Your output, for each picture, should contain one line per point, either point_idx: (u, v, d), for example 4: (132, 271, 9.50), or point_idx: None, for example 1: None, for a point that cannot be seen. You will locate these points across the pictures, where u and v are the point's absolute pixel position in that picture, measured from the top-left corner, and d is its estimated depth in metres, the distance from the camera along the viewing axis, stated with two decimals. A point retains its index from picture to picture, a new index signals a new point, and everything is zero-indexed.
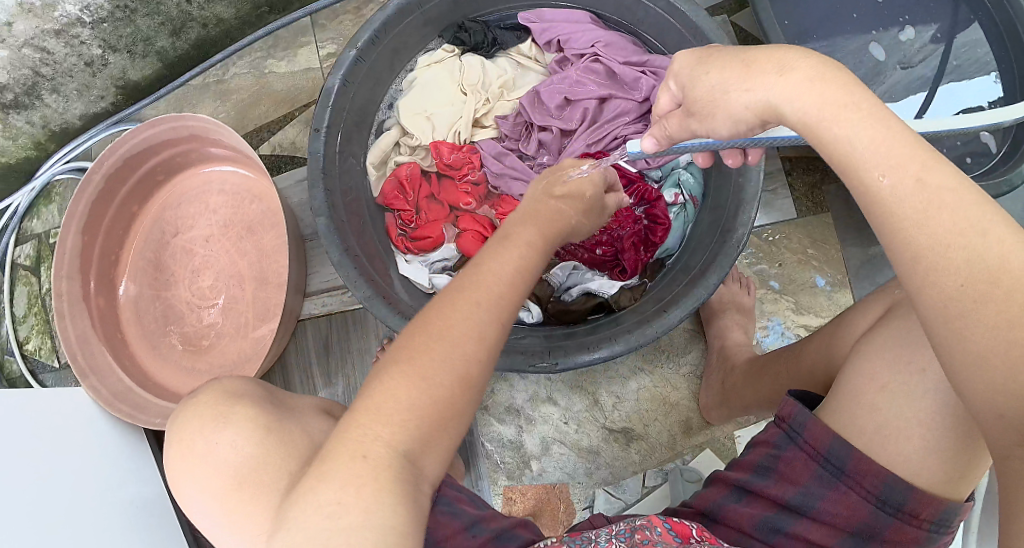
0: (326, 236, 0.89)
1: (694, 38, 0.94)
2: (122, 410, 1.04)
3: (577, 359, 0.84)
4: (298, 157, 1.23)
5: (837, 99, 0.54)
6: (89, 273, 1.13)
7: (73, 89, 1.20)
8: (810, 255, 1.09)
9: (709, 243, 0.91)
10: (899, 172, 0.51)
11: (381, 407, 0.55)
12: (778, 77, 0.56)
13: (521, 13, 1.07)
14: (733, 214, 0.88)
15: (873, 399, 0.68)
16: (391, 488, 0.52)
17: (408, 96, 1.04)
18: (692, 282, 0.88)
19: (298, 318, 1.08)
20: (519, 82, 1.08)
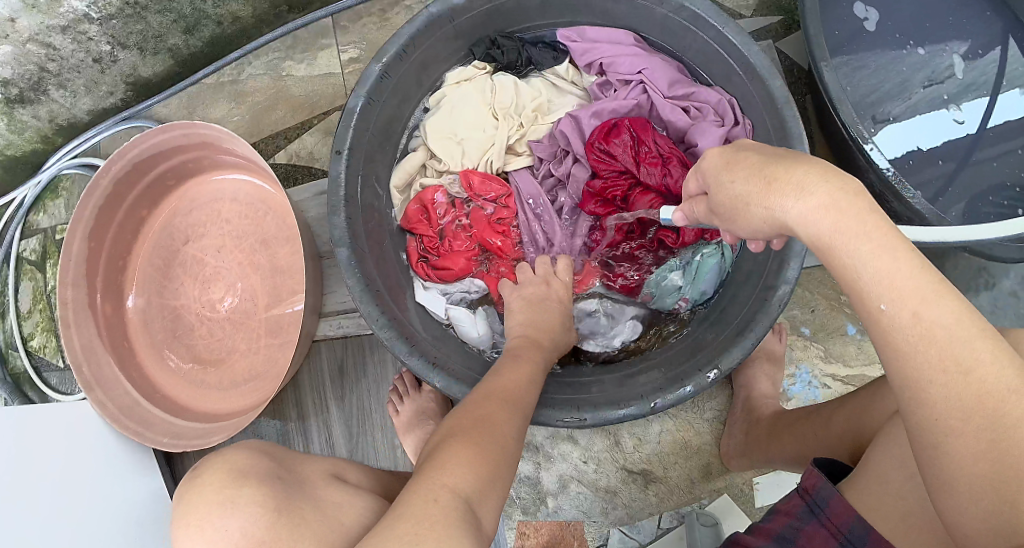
0: (346, 268, 0.86)
1: (745, 75, 0.91)
2: (130, 428, 1.02)
3: (606, 414, 0.83)
4: (316, 168, 1.11)
5: (861, 219, 0.54)
6: (96, 280, 1.09)
7: (81, 84, 1.16)
8: (843, 302, 1.06)
9: (749, 297, 0.89)
10: (899, 289, 0.53)
11: (448, 469, 0.59)
12: (796, 202, 0.56)
13: (562, 32, 1.03)
14: (776, 270, 0.86)
15: (899, 484, 0.67)
16: (453, 521, 0.54)
17: (436, 116, 1.01)
18: (730, 339, 0.87)
19: (313, 340, 1.03)
20: (554, 104, 1.03)
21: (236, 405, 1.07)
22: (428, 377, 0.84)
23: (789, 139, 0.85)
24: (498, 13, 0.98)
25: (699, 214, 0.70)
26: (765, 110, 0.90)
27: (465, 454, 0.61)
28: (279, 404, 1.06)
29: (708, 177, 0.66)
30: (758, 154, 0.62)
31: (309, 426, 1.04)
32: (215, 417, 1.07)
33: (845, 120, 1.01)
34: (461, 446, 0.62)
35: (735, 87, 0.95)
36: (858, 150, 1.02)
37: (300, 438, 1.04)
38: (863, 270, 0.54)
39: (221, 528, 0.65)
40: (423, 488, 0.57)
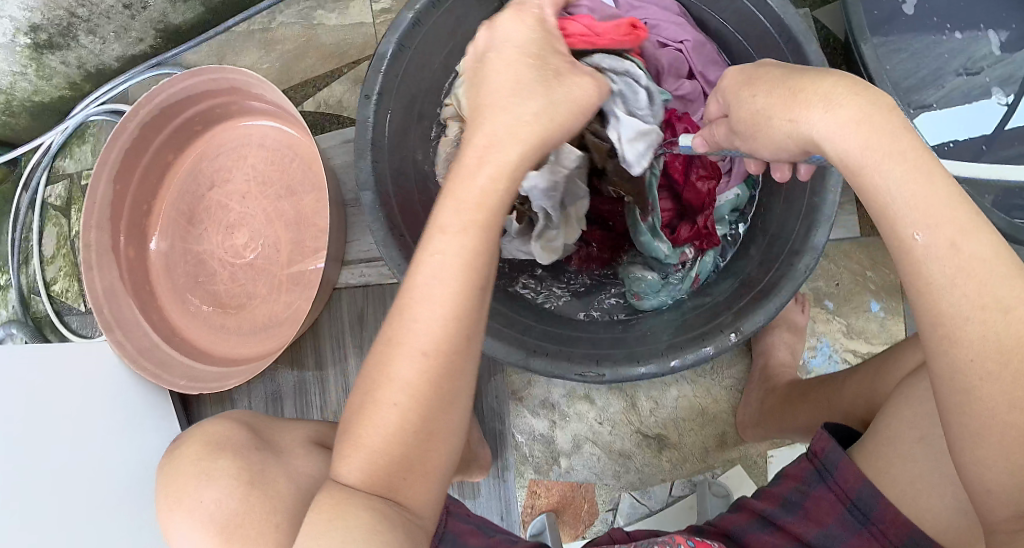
0: (370, 212, 0.86)
1: (781, 38, 0.89)
2: (148, 370, 1.02)
3: (625, 371, 0.82)
4: (345, 117, 1.12)
5: (891, 142, 0.53)
6: (120, 223, 1.10)
7: (111, 30, 1.17)
8: (868, 277, 1.04)
9: (775, 262, 0.88)
10: (935, 233, 0.52)
11: (350, 458, 0.60)
12: (822, 112, 0.55)
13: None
14: (804, 234, 0.84)
15: (910, 448, 0.65)
16: (354, 519, 0.57)
17: None
18: (753, 302, 0.85)
19: (333, 288, 1.03)
20: None
21: (254, 352, 1.07)
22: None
23: None
24: None
25: (719, 138, 0.69)
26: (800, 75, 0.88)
27: (371, 438, 0.60)
28: (297, 351, 1.06)
29: (730, 95, 0.67)
30: (782, 70, 0.63)
31: (326, 375, 1.05)
32: (232, 362, 1.07)
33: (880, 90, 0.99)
34: (373, 428, 0.60)
35: (771, 52, 0.93)
36: None
37: (316, 386, 1.05)
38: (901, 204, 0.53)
39: (198, 500, 0.70)
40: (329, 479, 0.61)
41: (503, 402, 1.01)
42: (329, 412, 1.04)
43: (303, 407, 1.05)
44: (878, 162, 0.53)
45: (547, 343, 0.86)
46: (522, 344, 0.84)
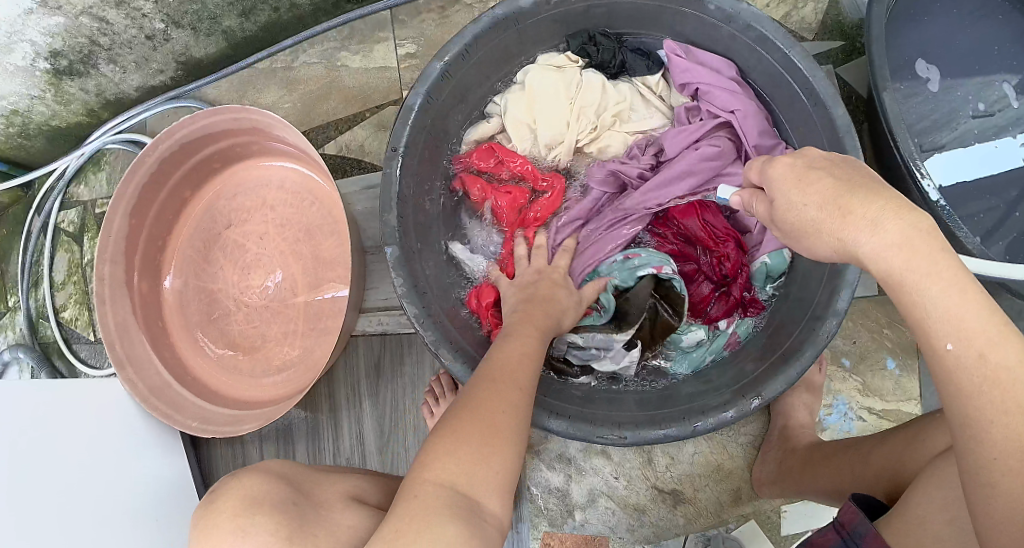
0: (391, 262, 0.86)
1: (808, 100, 0.90)
2: (160, 409, 1.02)
3: (645, 434, 0.82)
4: (365, 161, 1.11)
5: (925, 252, 0.55)
6: (134, 257, 1.10)
7: (132, 60, 1.16)
8: (884, 334, 1.04)
9: (797, 326, 0.88)
10: (966, 333, 0.54)
11: (442, 465, 0.63)
12: (871, 237, 0.57)
13: (665, 44, 1.00)
14: (826, 300, 0.85)
15: (938, 529, 0.65)
16: (441, 517, 0.59)
17: (517, 100, 1.00)
18: (775, 367, 0.86)
19: (350, 335, 1.02)
20: (635, 112, 1.03)
21: (271, 395, 1.06)
22: (438, 350, 0.84)
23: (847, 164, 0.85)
24: (562, 20, 0.98)
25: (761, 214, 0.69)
26: (827, 139, 0.89)
27: (458, 448, 0.63)
28: (312, 397, 1.07)
29: (777, 193, 0.64)
30: (834, 177, 0.61)
31: (340, 418, 1.05)
32: (244, 404, 1.07)
33: (903, 148, 0.98)
34: (464, 433, 0.64)
35: (801, 114, 0.94)
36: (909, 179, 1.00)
37: (330, 428, 1.05)
38: (932, 304, 0.55)
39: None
40: (415, 483, 0.62)
41: (518, 456, 1.01)
42: (342, 457, 1.05)
43: (315, 451, 1.06)
44: (917, 263, 0.55)
45: (569, 404, 0.86)
46: (543, 405, 0.84)
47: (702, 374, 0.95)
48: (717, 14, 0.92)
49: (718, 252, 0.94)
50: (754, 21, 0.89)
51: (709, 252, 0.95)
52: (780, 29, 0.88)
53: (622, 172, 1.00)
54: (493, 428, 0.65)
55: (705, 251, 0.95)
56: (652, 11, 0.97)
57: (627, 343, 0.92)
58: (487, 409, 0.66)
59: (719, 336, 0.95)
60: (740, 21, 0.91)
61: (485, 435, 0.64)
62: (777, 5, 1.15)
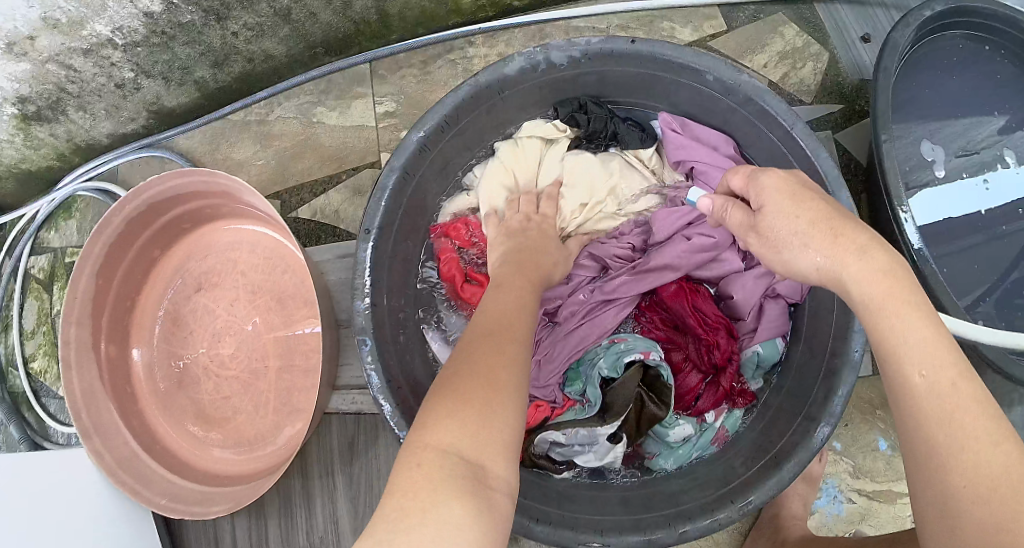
0: (365, 355, 0.81)
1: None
2: (127, 483, 0.97)
3: (631, 539, 0.78)
4: (341, 229, 1.07)
5: (901, 294, 0.59)
6: (102, 321, 1.05)
7: (101, 108, 1.10)
8: (878, 416, 1.01)
9: (790, 424, 0.84)
10: (975, 478, 0.54)
11: (441, 429, 0.57)
12: (858, 261, 0.60)
13: (663, 116, 0.96)
14: (820, 401, 0.81)
15: None
16: (445, 489, 0.53)
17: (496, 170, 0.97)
18: (767, 469, 0.82)
19: (323, 415, 1.00)
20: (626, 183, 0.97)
21: (241, 468, 1.03)
22: None
23: None
24: (552, 87, 0.93)
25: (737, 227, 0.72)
26: None
27: (452, 410, 0.58)
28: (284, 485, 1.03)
29: (762, 199, 0.67)
30: (824, 204, 0.65)
31: (313, 498, 1.02)
32: (214, 478, 1.03)
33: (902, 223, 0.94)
34: (461, 400, 0.59)
35: None
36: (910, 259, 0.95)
37: (302, 505, 1.02)
38: (934, 439, 0.56)
39: None
40: (412, 452, 0.56)
41: None
42: (314, 535, 1.02)
43: (287, 528, 1.02)
44: (921, 355, 0.57)
45: (550, 506, 0.83)
46: (522, 508, 0.81)
47: (689, 471, 0.90)
48: (715, 85, 0.86)
49: (708, 339, 0.90)
50: (756, 95, 0.84)
51: (697, 338, 0.91)
52: (785, 108, 0.83)
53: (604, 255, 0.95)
54: (486, 377, 0.60)
55: (694, 337, 0.92)
56: (647, 79, 0.91)
57: (612, 436, 0.87)
58: (477, 368, 0.62)
59: (707, 430, 0.90)
60: (740, 94, 0.85)
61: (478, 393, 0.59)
62: (774, 67, 1.11)
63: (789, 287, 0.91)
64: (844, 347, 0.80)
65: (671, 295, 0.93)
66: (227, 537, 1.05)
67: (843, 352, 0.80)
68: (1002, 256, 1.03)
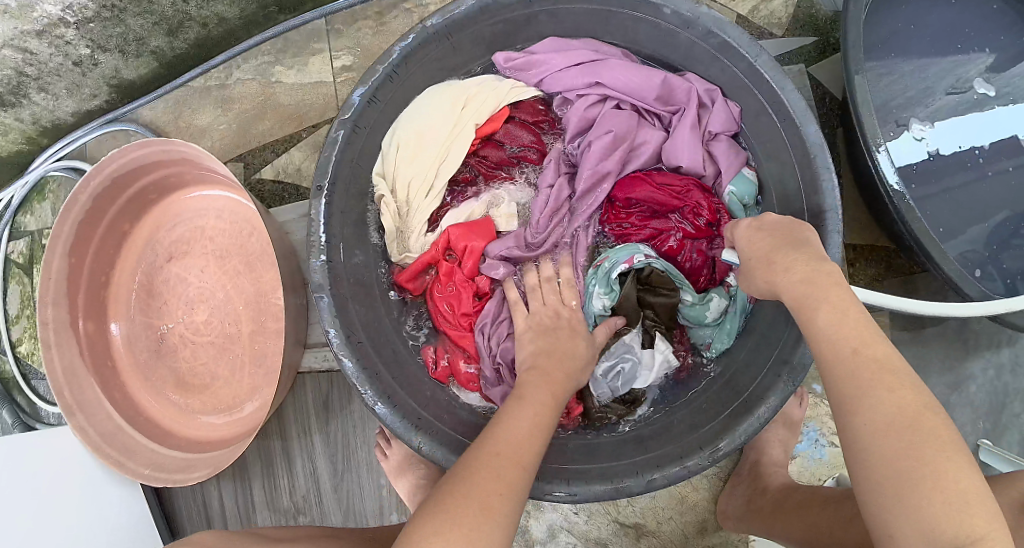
0: (324, 311, 0.81)
1: (775, 115, 0.84)
2: (111, 457, 0.98)
3: (599, 489, 0.77)
4: (303, 187, 1.08)
5: (826, 288, 0.63)
6: (77, 297, 1.06)
7: (63, 87, 1.09)
8: None
9: (762, 367, 0.83)
10: (874, 416, 0.57)
11: (439, 535, 0.57)
12: (784, 277, 0.66)
13: (502, 67, 0.94)
14: (792, 343, 0.79)
15: None
16: None
17: (402, 166, 0.90)
18: (737, 415, 0.81)
19: (297, 374, 0.99)
20: (468, 109, 0.91)
21: (224, 434, 1.05)
22: (374, 405, 0.80)
23: (820, 195, 0.80)
24: (508, 28, 0.91)
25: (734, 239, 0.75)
26: (795, 159, 0.84)
27: (455, 518, 0.58)
28: (265, 439, 1.04)
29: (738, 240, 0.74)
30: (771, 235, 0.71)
31: (293, 456, 1.03)
32: (199, 445, 1.05)
33: (882, 172, 0.92)
34: (461, 498, 0.60)
35: (767, 131, 0.87)
36: (891, 204, 0.93)
37: (284, 464, 1.03)
38: (836, 388, 0.60)
39: None
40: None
41: None
42: (297, 494, 1.03)
43: (271, 488, 1.04)
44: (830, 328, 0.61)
45: None
46: None
47: (664, 425, 0.88)
48: (673, 19, 0.84)
49: (688, 205, 0.88)
50: (715, 27, 0.82)
51: (678, 210, 0.89)
52: (743, 37, 0.81)
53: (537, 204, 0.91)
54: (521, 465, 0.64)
55: (676, 213, 0.89)
56: (602, 16, 0.90)
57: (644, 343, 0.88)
58: (494, 469, 0.63)
59: (737, 292, 0.90)
60: (699, 27, 0.83)
61: (503, 484, 0.61)
62: (742, 0, 1.08)
63: (718, 117, 0.90)
64: None
65: (628, 190, 0.90)
66: (215, 501, 1.07)
67: None
68: (994, 197, 0.99)
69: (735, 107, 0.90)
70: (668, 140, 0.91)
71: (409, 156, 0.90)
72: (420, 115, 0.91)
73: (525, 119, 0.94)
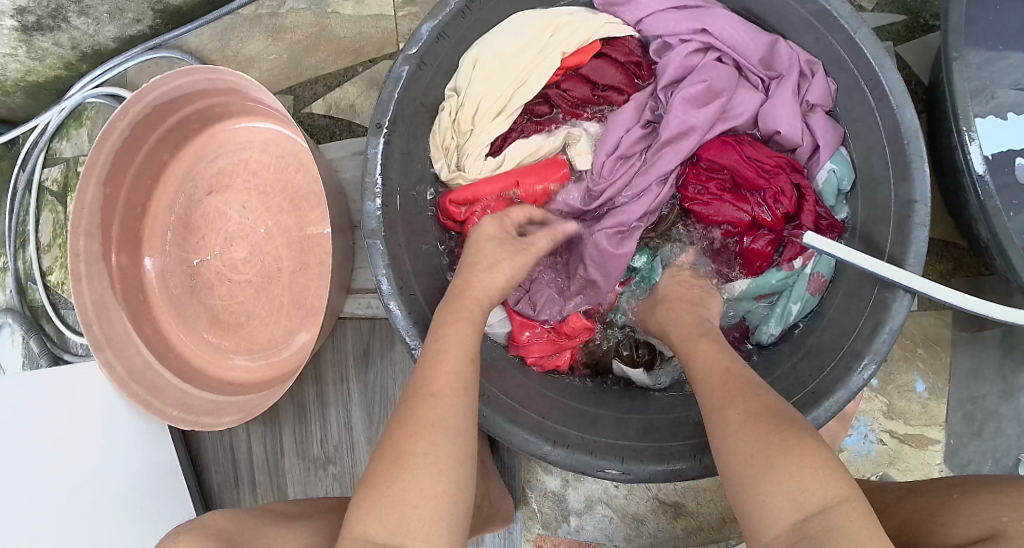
0: (377, 257, 0.77)
1: (869, 93, 0.76)
2: (139, 395, 0.95)
3: (653, 469, 0.73)
4: (356, 124, 1.03)
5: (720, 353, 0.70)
6: (111, 227, 1.02)
7: (105, 10, 1.04)
8: (918, 353, 0.96)
9: (831, 355, 0.78)
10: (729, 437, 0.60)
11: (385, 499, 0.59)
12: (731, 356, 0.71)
13: (600, 8, 0.90)
14: (867, 333, 0.74)
15: None
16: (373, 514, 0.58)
17: (479, 82, 0.86)
18: (799, 403, 0.76)
19: (338, 317, 0.96)
20: (560, 41, 0.86)
21: (257, 380, 1.01)
22: (425, 362, 0.76)
23: (909, 183, 0.73)
24: None
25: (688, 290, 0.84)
26: (886, 143, 0.76)
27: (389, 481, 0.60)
28: (299, 381, 1.01)
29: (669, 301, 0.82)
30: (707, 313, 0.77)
31: (328, 404, 1.00)
32: (230, 388, 1.02)
33: (972, 163, 0.83)
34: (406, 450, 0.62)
35: (857, 109, 0.80)
36: (976, 201, 0.84)
37: (317, 412, 1.01)
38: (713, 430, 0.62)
39: None
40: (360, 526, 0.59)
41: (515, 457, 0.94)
42: (329, 443, 1.01)
43: (302, 437, 1.02)
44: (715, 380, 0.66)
45: (568, 430, 0.78)
46: (541, 432, 0.76)
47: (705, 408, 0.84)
48: None
49: (770, 189, 0.83)
50: None
51: (759, 192, 0.84)
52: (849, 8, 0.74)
53: (616, 145, 0.86)
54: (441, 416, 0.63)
55: (756, 194, 0.84)
56: None
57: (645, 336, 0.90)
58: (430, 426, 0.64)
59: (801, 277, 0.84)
60: None
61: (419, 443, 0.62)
62: None
63: (816, 89, 0.82)
64: (885, 294, 0.73)
65: (713, 152, 0.85)
66: (244, 445, 1.05)
67: (885, 308, 0.73)
68: None
69: (832, 84, 0.82)
70: (766, 103, 0.85)
71: (485, 75, 0.86)
72: (511, 38, 0.85)
73: (615, 59, 0.89)
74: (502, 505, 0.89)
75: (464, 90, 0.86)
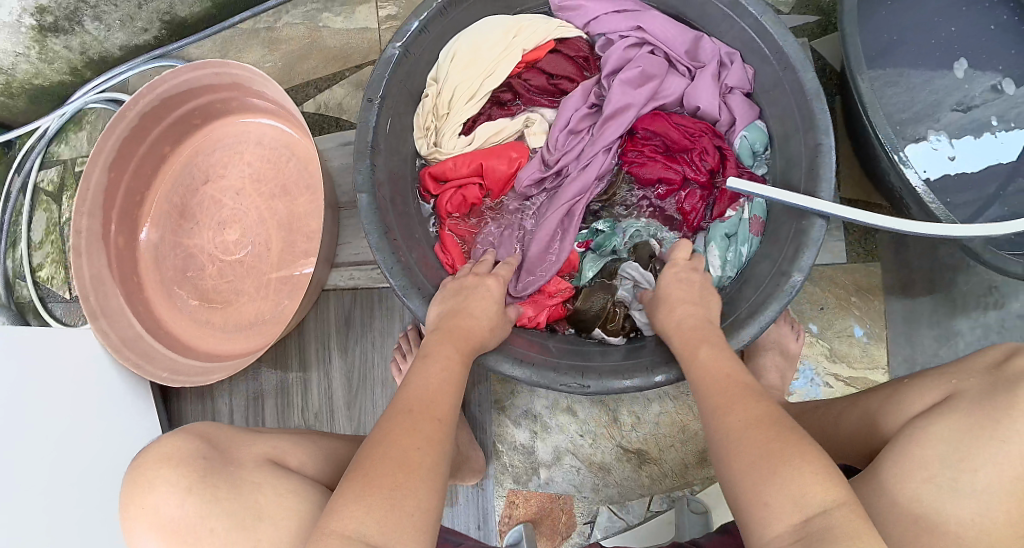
0: (364, 211, 0.86)
1: (777, 64, 0.91)
2: (131, 360, 1.02)
3: (610, 383, 0.83)
4: (344, 120, 1.14)
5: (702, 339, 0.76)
6: (112, 211, 1.10)
7: (117, 18, 1.16)
8: (852, 301, 1.07)
9: (762, 280, 0.89)
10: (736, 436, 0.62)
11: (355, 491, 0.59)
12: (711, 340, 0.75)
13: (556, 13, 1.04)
14: (792, 256, 0.85)
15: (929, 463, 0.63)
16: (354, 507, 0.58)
17: (453, 72, 0.98)
18: (737, 321, 0.86)
19: (322, 289, 1.05)
20: (518, 37, 1.00)
21: (241, 349, 1.07)
22: (406, 297, 0.86)
23: (815, 130, 0.85)
24: None
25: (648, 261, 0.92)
26: (796, 109, 0.89)
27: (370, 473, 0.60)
28: (282, 349, 1.08)
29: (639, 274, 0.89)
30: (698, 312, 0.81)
31: (310, 372, 1.07)
32: (217, 357, 1.08)
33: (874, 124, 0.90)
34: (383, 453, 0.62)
35: (772, 84, 0.93)
36: (885, 158, 0.93)
37: (300, 380, 1.07)
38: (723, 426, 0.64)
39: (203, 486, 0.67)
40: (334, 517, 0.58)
41: (486, 412, 1.02)
42: (310, 411, 1.06)
43: (284, 407, 1.07)
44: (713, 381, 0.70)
45: (535, 356, 0.87)
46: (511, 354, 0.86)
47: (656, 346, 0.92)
48: None
49: (696, 148, 0.97)
50: None
51: (687, 152, 0.97)
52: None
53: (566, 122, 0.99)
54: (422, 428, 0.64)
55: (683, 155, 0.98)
56: None
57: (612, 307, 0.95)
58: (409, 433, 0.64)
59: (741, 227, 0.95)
60: None
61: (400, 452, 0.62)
62: None
63: (735, 74, 0.96)
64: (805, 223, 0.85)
65: (648, 123, 0.98)
66: (226, 418, 1.10)
67: (804, 236, 0.85)
68: None
69: (751, 70, 0.96)
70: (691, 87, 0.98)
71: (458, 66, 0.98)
72: (478, 34, 0.99)
73: (569, 54, 1.02)
74: (473, 455, 0.94)
75: (442, 78, 0.99)
